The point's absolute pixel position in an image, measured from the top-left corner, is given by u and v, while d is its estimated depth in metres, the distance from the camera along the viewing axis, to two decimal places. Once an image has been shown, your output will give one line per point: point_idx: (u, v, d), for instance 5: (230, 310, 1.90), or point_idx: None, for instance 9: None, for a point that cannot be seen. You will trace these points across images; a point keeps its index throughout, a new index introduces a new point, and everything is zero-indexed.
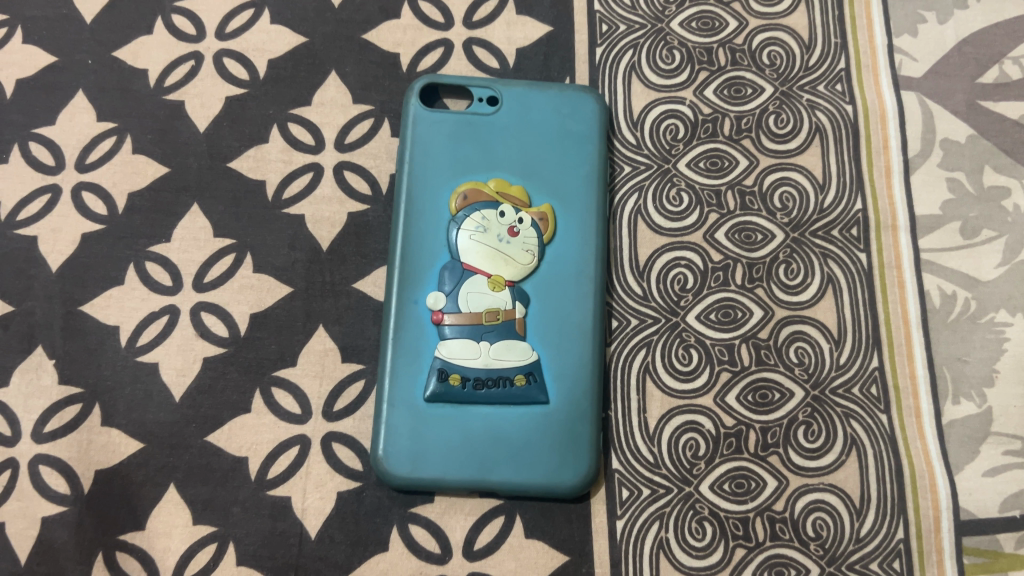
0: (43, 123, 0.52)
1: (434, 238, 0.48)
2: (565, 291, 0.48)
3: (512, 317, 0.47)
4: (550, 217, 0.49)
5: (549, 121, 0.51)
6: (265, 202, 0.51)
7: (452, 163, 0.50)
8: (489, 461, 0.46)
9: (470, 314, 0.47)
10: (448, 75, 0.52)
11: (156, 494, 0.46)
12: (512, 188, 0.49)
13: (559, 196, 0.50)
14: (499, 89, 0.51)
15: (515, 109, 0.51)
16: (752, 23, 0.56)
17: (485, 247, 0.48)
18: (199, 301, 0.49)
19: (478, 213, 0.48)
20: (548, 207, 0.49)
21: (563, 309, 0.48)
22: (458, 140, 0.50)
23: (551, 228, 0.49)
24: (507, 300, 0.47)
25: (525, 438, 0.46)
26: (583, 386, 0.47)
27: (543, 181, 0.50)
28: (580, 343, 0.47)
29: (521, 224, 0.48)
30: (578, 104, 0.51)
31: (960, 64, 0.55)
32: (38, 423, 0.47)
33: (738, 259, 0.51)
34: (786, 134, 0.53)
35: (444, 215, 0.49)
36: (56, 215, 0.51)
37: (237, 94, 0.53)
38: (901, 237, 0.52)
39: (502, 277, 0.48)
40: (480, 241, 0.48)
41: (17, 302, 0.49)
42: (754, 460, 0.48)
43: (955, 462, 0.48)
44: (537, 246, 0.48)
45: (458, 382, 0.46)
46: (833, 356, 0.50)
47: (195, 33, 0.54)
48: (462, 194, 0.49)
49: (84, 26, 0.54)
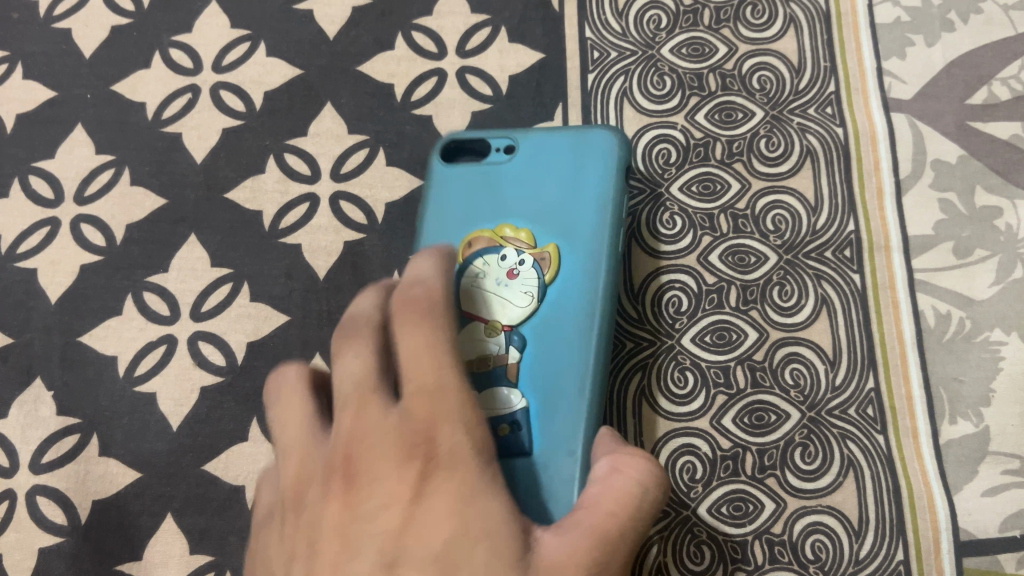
0: (43, 156, 0.53)
1: None
2: (565, 337, 0.45)
3: (504, 363, 0.45)
4: (552, 256, 0.46)
5: (563, 160, 0.49)
6: (261, 231, 0.51)
7: (466, 215, 0.49)
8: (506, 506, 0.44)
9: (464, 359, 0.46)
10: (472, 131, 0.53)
11: (153, 523, 0.46)
12: (518, 231, 0.48)
13: (566, 235, 0.47)
14: (517, 138, 0.51)
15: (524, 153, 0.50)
16: (742, 48, 0.56)
17: (481, 291, 0.47)
18: (196, 330, 0.50)
19: (481, 258, 0.47)
20: (553, 246, 0.47)
21: (561, 357, 0.44)
22: (474, 191, 0.50)
23: (554, 267, 0.46)
24: (500, 343, 0.45)
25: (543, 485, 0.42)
26: (582, 446, 0.43)
27: (549, 221, 0.48)
28: (576, 394, 0.44)
29: (521, 266, 0.46)
30: (593, 140, 0.49)
31: (948, 85, 0.55)
32: (37, 454, 0.47)
33: (732, 282, 0.51)
34: (777, 157, 0.54)
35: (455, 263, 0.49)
36: (55, 247, 0.51)
37: (234, 125, 0.54)
38: (895, 258, 0.52)
39: (498, 321, 0.46)
40: (476, 286, 0.47)
41: (17, 334, 0.50)
42: (752, 482, 0.48)
43: (954, 482, 0.48)
44: (536, 287, 0.46)
45: None
46: (828, 377, 0.50)
47: (193, 66, 0.55)
48: (469, 242, 0.48)
49: (84, 61, 0.55)
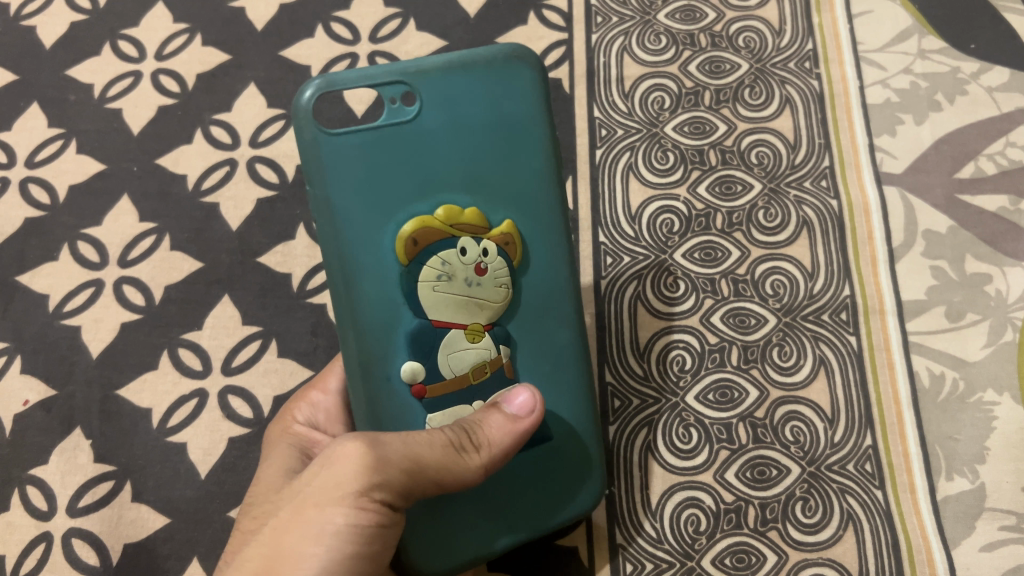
0: (90, 223, 0.58)
1: (369, 233, 0.43)
2: (543, 325, 0.46)
3: (499, 366, 0.44)
4: (515, 242, 0.44)
5: (478, 124, 0.44)
6: (291, 292, 0.55)
7: (417, 189, 0.43)
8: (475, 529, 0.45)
9: (455, 378, 0.43)
10: (427, 84, 0.43)
11: (180, 567, 0.49)
12: (464, 215, 0.43)
13: (513, 209, 0.44)
14: (422, 88, 0.43)
15: (513, 124, 0.44)
16: (741, 126, 0.60)
17: (454, 296, 0.43)
18: (226, 384, 0.53)
19: (436, 257, 0.43)
20: (508, 226, 0.44)
21: (543, 337, 0.46)
22: (449, 143, 0.43)
23: (517, 254, 0.44)
24: (489, 347, 0.44)
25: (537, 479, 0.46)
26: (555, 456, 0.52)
27: (491, 196, 0.44)
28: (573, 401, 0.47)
29: (487, 259, 0.43)
30: (507, 114, 0.44)
31: (937, 161, 0.59)
32: (73, 498, 0.51)
33: (733, 342, 0.54)
34: (775, 227, 0.57)
35: (386, 228, 0.43)
36: (98, 306, 0.55)
37: (267, 195, 0.58)
38: (889, 321, 0.54)
39: (479, 324, 0.44)
40: (446, 291, 0.43)
41: (59, 386, 0.53)
42: (754, 535, 0.50)
43: (952, 537, 0.49)
44: (508, 279, 0.44)
45: None
46: (827, 435, 0.52)
47: (231, 142, 0.60)
48: (411, 237, 0.42)
49: (131, 137, 0.60)
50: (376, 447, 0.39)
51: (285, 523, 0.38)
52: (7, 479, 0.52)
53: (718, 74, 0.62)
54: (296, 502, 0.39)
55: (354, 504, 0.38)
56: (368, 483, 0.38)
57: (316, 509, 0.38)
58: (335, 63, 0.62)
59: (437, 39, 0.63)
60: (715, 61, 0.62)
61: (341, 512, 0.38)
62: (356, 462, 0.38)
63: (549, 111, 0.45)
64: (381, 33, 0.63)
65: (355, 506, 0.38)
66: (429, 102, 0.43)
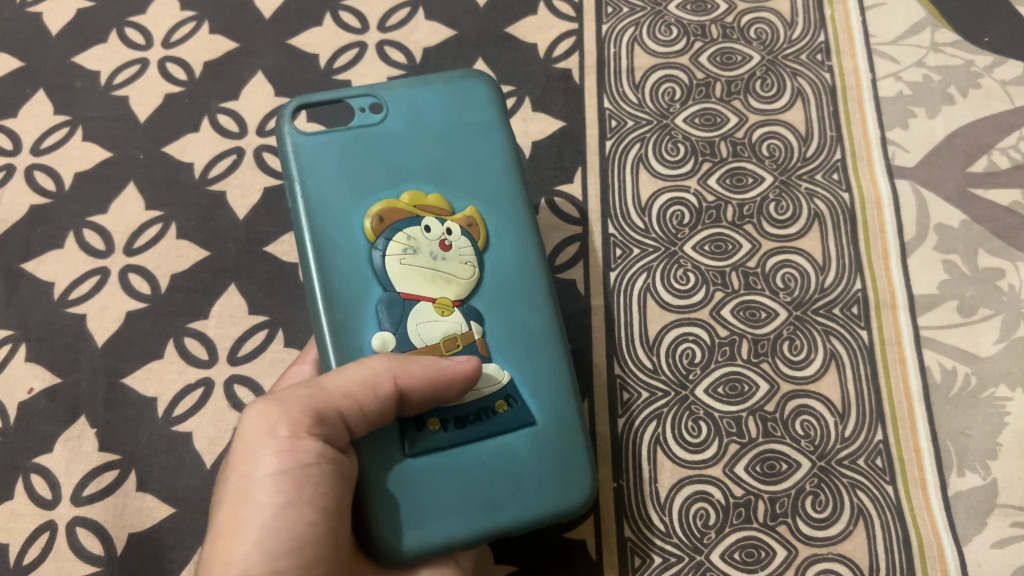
0: (96, 211, 0.58)
1: (339, 215, 0.44)
2: (516, 304, 0.45)
3: (471, 340, 0.44)
4: (478, 223, 0.46)
5: (439, 122, 0.47)
6: (298, 281, 0.55)
7: (383, 177, 0.45)
8: (452, 516, 0.41)
9: (427, 347, 0.43)
10: (393, 89, 0.47)
11: (186, 557, 0.49)
12: (428, 198, 0.46)
13: (478, 198, 0.47)
14: (387, 96, 0.47)
15: (472, 125, 0.47)
16: (752, 119, 0.60)
17: (420, 270, 0.44)
18: (232, 374, 0.53)
19: (402, 232, 0.44)
20: (472, 211, 0.46)
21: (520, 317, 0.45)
22: (413, 139, 0.46)
23: (482, 235, 0.46)
24: (460, 321, 0.44)
25: (519, 469, 0.43)
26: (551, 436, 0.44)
27: (457, 185, 0.46)
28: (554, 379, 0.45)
29: (451, 236, 0.45)
30: (470, 106, 0.48)
31: (950, 154, 0.58)
32: (78, 487, 0.50)
33: (743, 335, 0.54)
34: (786, 220, 0.57)
35: (356, 213, 0.45)
36: (104, 294, 0.55)
37: (275, 184, 0.57)
38: (900, 315, 0.54)
39: (448, 297, 0.44)
40: (413, 264, 0.44)
41: (64, 374, 0.53)
42: (763, 530, 0.50)
43: (963, 533, 0.49)
44: (474, 258, 0.45)
45: (437, 426, 0.42)
46: (838, 429, 0.52)
47: (238, 131, 0.59)
48: (378, 215, 0.44)
49: (138, 126, 0.60)
50: (273, 399, 0.38)
51: (217, 513, 0.37)
52: (11, 467, 0.51)
53: (730, 66, 0.61)
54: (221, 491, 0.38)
55: (274, 447, 0.37)
56: (275, 426, 0.37)
57: (242, 475, 0.37)
58: (343, 52, 0.62)
59: (446, 28, 0.63)
60: (727, 53, 0.62)
61: (261, 462, 0.37)
62: (260, 417, 0.38)
63: (508, 120, 0.49)
64: (389, 22, 0.63)
65: (276, 450, 0.37)
66: (394, 105, 0.47)
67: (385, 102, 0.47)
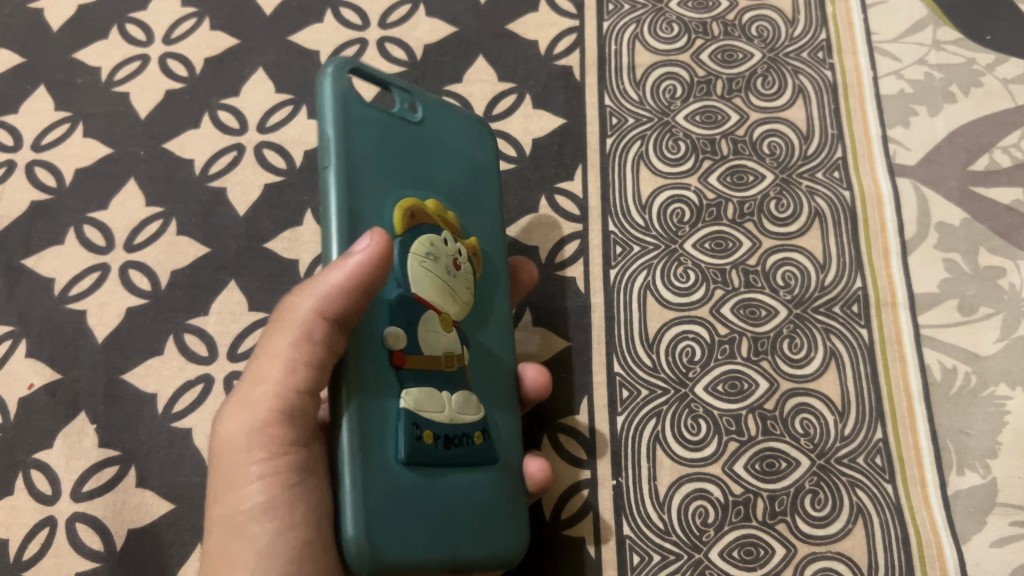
0: (97, 207, 0.58)
1: (369, 196, 0.41)
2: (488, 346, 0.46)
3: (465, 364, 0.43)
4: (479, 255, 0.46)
5: (459, 149, 0.48)
6: (298, 278, 0.55)
7: (411, 178, 0.44)
8: (426, 540, 0.39)
9: (429, 357, 0.40)
10: (424, 98, 0.47)
11: (185, 553, 0.49)
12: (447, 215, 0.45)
13: (479, 235, 0.48)
14: (422, 102, 0.47)
15: (482, 166, 0.49)
16: (753, 116, 0.60)
17: (436, 278, 0.42)
18: (232, 370, 0.53)
19: (427, 237, 0.42)
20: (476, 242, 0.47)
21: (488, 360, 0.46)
22: (439, 156, 0.46)
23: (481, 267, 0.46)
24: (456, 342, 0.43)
25: (482, 505, 0.42)
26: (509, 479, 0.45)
27: (466, 216, 0.47)
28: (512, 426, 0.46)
29: (462, 257, 0.44)
30: (482, 144, 0.50)
31: (951, 153, 0.58)
32: (78, 483, 0.50)
33: (744, 333, 0.54)
34: (787, 218, 0.57)
35: (386, 202, 0.42)
36: (104, 290, 0.55)
37: (275, 181, 0.57)
38: (901, 314, 0.54)
39: (450, 315, 0.42)
40: (431, 269, 0.42)
41: (64, 370, 0.53)
42: (763, 528, 0.50)
43: (963, 532, 0.49)
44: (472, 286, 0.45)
45: (431, 440, 0.39)
46: (837, 428, 0.52)
47: (239, 127, 0.59)
48: (411, 211, 0.42)
49: (138, 121, 0.60)
50: (241, 418, 0.39)
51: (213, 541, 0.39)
52: (11, 462, 0.51)
53: (731, 63, 0.61)
54: (208, 520, 0.40)
55: (256, 475, 0.39)
56: (250, 452, 0.39)
57: (232, 505, 0.39)
58: (344, 49, 0.62)
59: (447, 25, 0.63)
60: (728, 50, 0.62)
61: (245, 492, 0.39)
62: (235, 442, 0.39)
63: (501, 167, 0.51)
64: (390, 19, 0.63)
65: (258, 477, 0.39)
66: (427, 115, 0.46)
67: (422, 109, 0.46)
